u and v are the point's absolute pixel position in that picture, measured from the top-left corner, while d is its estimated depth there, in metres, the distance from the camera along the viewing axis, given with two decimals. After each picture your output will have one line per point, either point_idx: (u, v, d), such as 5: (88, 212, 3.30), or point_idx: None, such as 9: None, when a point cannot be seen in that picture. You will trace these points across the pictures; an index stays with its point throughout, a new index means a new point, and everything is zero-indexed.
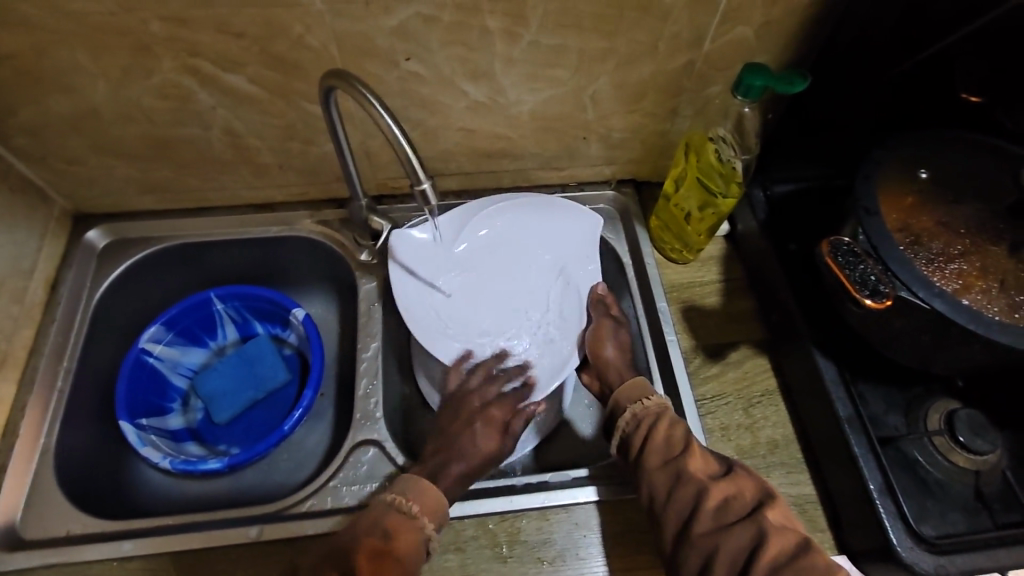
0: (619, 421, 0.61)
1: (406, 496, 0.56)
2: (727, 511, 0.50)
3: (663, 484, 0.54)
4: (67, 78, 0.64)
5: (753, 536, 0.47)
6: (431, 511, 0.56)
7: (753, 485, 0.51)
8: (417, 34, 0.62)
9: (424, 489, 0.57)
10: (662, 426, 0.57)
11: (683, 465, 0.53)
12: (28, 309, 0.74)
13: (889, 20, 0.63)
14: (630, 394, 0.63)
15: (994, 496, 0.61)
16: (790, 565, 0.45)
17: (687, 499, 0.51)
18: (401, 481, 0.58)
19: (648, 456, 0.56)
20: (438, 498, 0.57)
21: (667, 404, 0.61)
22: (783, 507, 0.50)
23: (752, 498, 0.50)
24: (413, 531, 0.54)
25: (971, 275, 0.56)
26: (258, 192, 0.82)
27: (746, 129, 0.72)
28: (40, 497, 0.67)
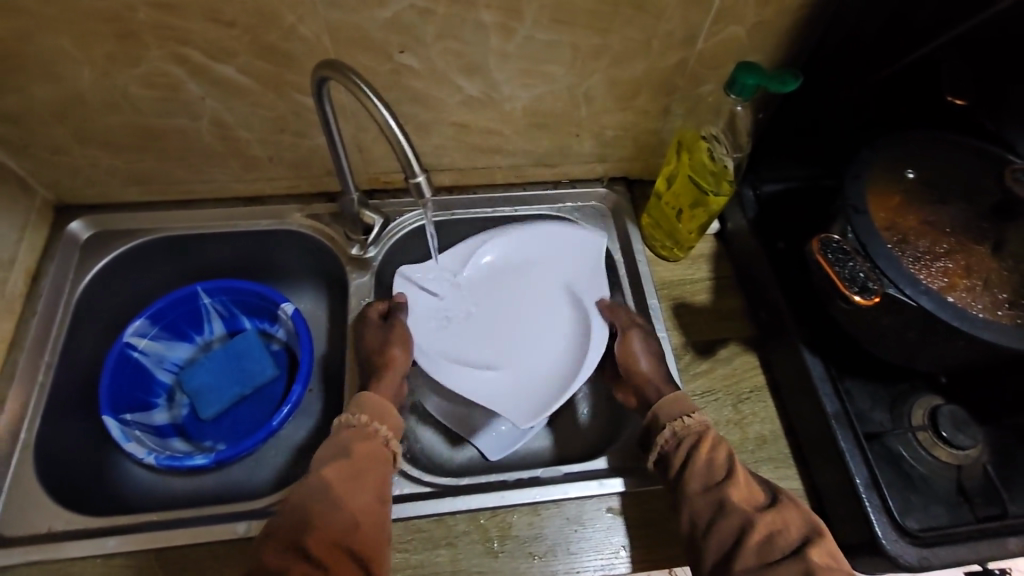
0: (658, 438, 0.63)
1: (366, 417, 0.62)
2: (771, 546, 0.53)
3: (704, 509, 0.57)
4: (52, 65, 0.62)
5: (799, 573, 0.51)
6: (391, 426, 0.63)
7: (798, 521, 0.55)
8: (411, 27, 0.61)
9: (370, 403, 0.63)
10: (704, 448, 0.60)
11: (726, 493, 0.56)
12: (8, 302, 0.72)
13: (877, 23, 0.64)
14: (670, 409, 0.64)
15: (976, 490, 0.62)
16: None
17: (730, 530, 0.55)
18: (356, 401, 0.64)
19: (690, 480, 0.59)
20: (384, 406, 0.63)
21: (708, 423, 0.63)
22: (827, 543, 0.53)
23: (797, 534, 0.54)
24: (377, 445, 0.60)
25: (956, 273, 0.57)
26: (248, 185, 0.81)
27: (738, 127, 0.73)
28: (21, 493, 0.65)
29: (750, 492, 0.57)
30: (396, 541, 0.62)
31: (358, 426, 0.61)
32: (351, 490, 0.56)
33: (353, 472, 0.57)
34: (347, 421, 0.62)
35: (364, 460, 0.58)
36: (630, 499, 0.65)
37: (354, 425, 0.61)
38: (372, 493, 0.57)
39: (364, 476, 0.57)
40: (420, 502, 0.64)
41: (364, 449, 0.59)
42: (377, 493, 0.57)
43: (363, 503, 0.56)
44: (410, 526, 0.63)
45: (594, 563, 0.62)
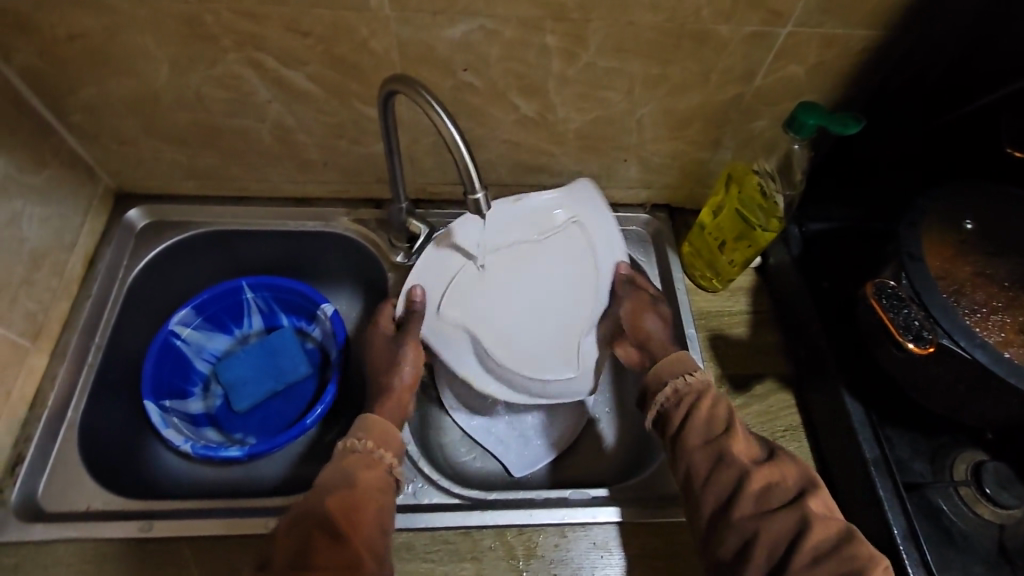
0: (658, 395, 0.63)
1: (372, 443, 0.61)
2: (769, 496, 0.54)
3: (704, 463, 0.57)
4: (133, 61, 0.65)
5: (796, 523, 0.52)
6: (394, 451, 0.62)
7: (796, 472, 0.55)
8: (477, 46, 0.63)
9: (374, 426, 0.62)
10: (705, 404, 0.60)
11: (726, 447, 0.57)
12: (66, 283, 0.75)
13: (942, 67, 0.64)
14: (671, 369, 0.64)
15: (1019, 552, 0.60)
16: (833, 552, 0.50)
17: (730, 481, 0.55)
18: (359, 425, 0.63)
19: (689, 434, 0.59)
20: (388, 431, 0.63)
21: (710, 379, 0.63)
22: (823, 495, 0.54)
23: (795, 485, 0.54)
24: (381, 473, 0.60)
25: (1012, 330, 0.57)
26: (300, 186, 0.83)
27: (792, 165, 0.73)
28: (64, 471, 0.67)
29: (749, 448, 0.57)
30: (422, 550, 0.63)
31: (363, 451, 0.60)
32: (353, 520, 0.55)
33: (357, 500, 0.56)
34: (352, 445, 0.61)
35: (368, 489, 0.58)
36: (657, 528, 0.65)
37: (359, 450, 0.60)
38: (374, 524, 0.56)
39: (368, 505, 0.57)
40: (447, 513, 0.65)
41: (369, 478, 0.58)
42: (379, 522, 0.57)
43: (365, 534, 0.55)
44: (438, 537, 0.64)
45: None
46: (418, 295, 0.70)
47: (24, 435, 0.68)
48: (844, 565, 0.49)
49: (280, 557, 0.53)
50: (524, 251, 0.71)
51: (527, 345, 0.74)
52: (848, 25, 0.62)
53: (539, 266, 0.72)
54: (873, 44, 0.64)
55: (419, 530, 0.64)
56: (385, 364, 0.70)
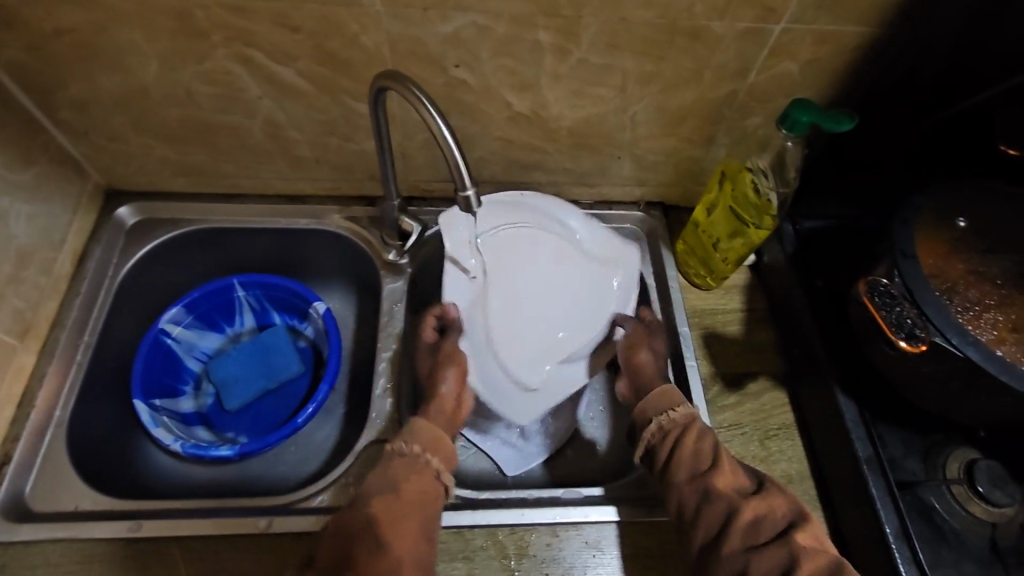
0: (645, 431, 0.63)
1: (419, 447, 0.59)
2: (757, 530, 0.52)
3: (691, 498, 0.56)
4: (121, 56, 0.64)
5: (784, 556, 0.49)
6: (443, 458, 0.60)
7: (785, 504, 0.54)
8: (469, 42, 0.63)
9: (422, 431, 0.61)
10: (690, 436, 0.60)
11: (711, 480, 0.56)
12: (55, 280, 0.74)
13: (935, 66, 0.64)
14: (657, 403, 0.64)
15: (1011, 550, 0.60)
16: None
17: (717, 516, 0.54)
18: (407, 430, 0.61)
19: (676, 470, 0.58)
20: (437, 436, 0.61)
21: (695, 414, 0.62)
22: (816, 528, 0.52)
23: (783, 517, 0.52)
24: (429, 480, 0.57)
25: (1005, 327, 0.56)
26: (291, 183, 0.83)
27: (786, 163, 0.71)
28: (52, 470, 0.67)
29: (738, 480, 0.56)
30: None
31: (410, 455, 0.59)
32: (399, 526, 0.53)
33: (403, 507, 0.54)
34: (400, 449, 0.59)
35: (415, 498, 0.55)
36: (649, 527, 0.64)
37: (406, 454, 0.59)
38: (421, 535, 0.53)
39: (414, 513, 0.54)
40: None
41: (416, 483, 0.56)
42: (426, 529, 0.54)
43: (409, 545, 0.52)
44: None
45: None
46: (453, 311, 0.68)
47: (12, 434, 0.67)
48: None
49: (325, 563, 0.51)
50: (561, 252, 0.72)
51: (509, 340, 0.70)
52: (842, 21, 0.61)
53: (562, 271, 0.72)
54: (867, 42, 0.64)
55: None
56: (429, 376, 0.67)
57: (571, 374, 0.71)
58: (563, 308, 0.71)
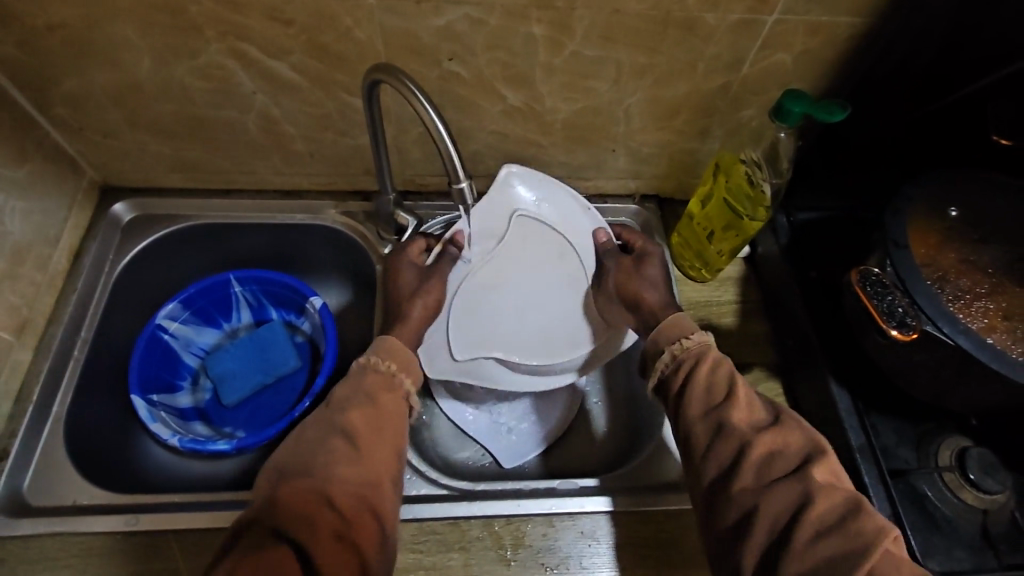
0: (658, 363, 0.62)
1: (393, 365, 0.60)
2: (770, 467, 0.52)
3: (703, 433, 0.56)
4: (114, 52, 0.64)
5: (800, 494, 0.49)
6: (414, 379, 0.61)
7: (800, 440, 0.54)
8: (462, 36, 0.63)
9: (395, 350, 0.62)
10: (704, 366, 0.59)
11: (725, 414, 0.56)
12: (51, 277, 0.74)
13: (927, 56, 0.64)
14: (670, 333, 0.64)
15: (1001, 537, 0.61)
16: (840, 526, 0.47)
17: (730, 451, 0.54)
18: (378, 347, 0.62)
19: (689, 404, 0.58)
20: (406, 355, 0.62)
21: (709, 343, 0.62)
22: (829, 462, 0.52)
23: (798, 453, 0.53)
24: (400, 399, 0.59)
25: (995, 315, 0.57)
26: (287, 178, 0.83)
27: (779, 153, 0.73)
28: (50, 466, 0.67)
29: (753, 415, 0.56)
30: (410, 541, 0.63)
31: (384, 372, 0.60)
32: (375, 437, 0.55)
33: (380, 420, 0.56)
34: (374, 365, 0.60)
35: (390, 416, 0.57)
36: (645, 517, 0.65)
37: (382, 370, 0.59)
38: (391, 445, 0.55)
39: (389, 428, 0.56)
40: (434, 505, 0.65)
41: (389, 398, 0.58)
42: (397, 444, 0.56)
43: (382, 461, 0.54)
44: (425, 528, 0.64)
45: None
46: (463, 238, 0.72)
47: (10, 429, 0.68)
48: (849, 538, 0.46)
49: (299, 461, 0.51)
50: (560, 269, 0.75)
51: (472, 304, 0.74)
52: (834, 12, 0.61)
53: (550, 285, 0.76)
54: (860, 32, 0.64)
55: (407, 522, 0.64)
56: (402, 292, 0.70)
57: (499, 377, 0.75)
58: (528, 314, 0.75)
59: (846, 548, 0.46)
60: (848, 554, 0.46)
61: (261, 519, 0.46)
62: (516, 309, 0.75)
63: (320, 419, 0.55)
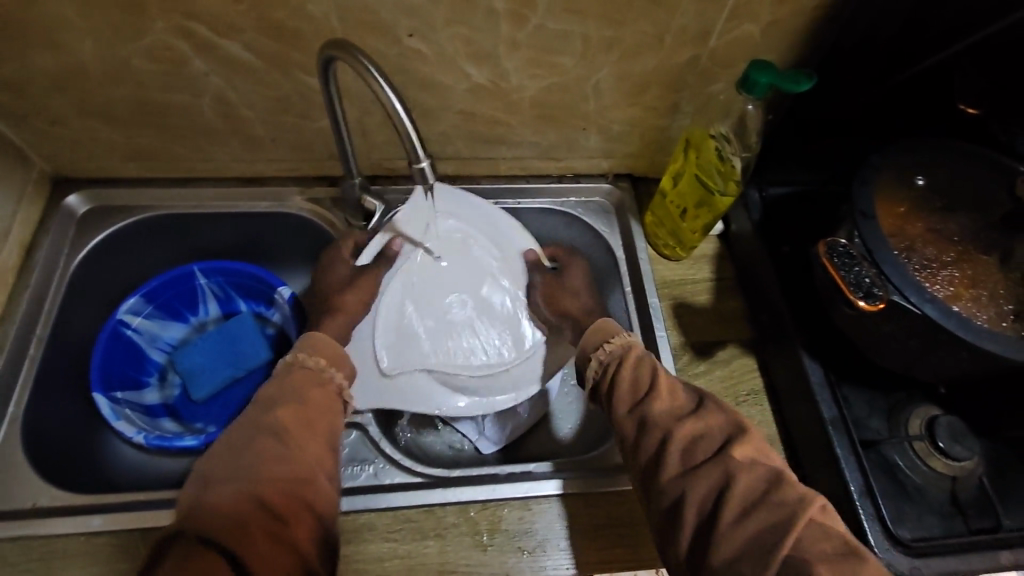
0: (587, 371, 0.63)
1: (322, 361, 0.59)
2: (693, 452, 0.52)
3: (631, 428, 0.57)
4: (54, 33, 0.61)
5: (722, 474, 0.50)
6: (345, 372, 0.61)
7: (722, 423, 0.54)
8: (421, 9, 0.60)
9: (323, 343, 0.61)
10: (627, 366, 0.60)
11: (649, 408, 0.56)
12: (1, 273, 0.71)
13: (894, 26, 0.64)
14: (594, 339, 0.64)
15: (970, 501, 0.62)
16: (764, 498, 0.48)
17: (655, 443, 0.54)
18: (308, 343, 0.61)
19: (617, 403, 0.59)
20: (337, 350, 0.61)
21: (632, 343, 0.63)
22: (753, 440, 0.53)
23: (720, 436, 0.53)
24: (331, 391, 0.58)
25: (962, 284, 0.57)
26: (249, 165, 0.80)
27: (748, 128, 0.71)
28: (7, 469, 0.65)
29: (675, 403, 0.56)
30: (385, 530, 0.62)
31: (314, 368, 0.59)
32: (306, 436, 0.53)
33: (308, 416, 0.54)
34: (302, 360, 0.59)
35: (320, 406, 0.56)
36: (622, 497, 0.65)
37: (309, 366, 0.58)
38: (324, 441, 0.54)
39: (321, 422, 0.55)
40: (411, 493, 0.64)
41: (320, 394, 0.57)
42: (329, 441, 0.55)
43: (316, 450, 0.53)
44: (400, 516, 0.63)
45: (583, 559, 0.62)
46: (396, 244, 0.72)
47: None
48: (773, 507, 0.47)
49: (220, 467, 0.49)
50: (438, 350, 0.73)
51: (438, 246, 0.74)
52: None
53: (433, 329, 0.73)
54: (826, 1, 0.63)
55: (382, 510, 0.63)
56: (336, 284, 0.70)
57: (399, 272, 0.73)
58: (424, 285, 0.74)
59: (774, 517, 0.47)
60: (776, 523, 0.46)
61: (182, 530, 0.43)
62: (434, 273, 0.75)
63: (242, 425, 0.52)
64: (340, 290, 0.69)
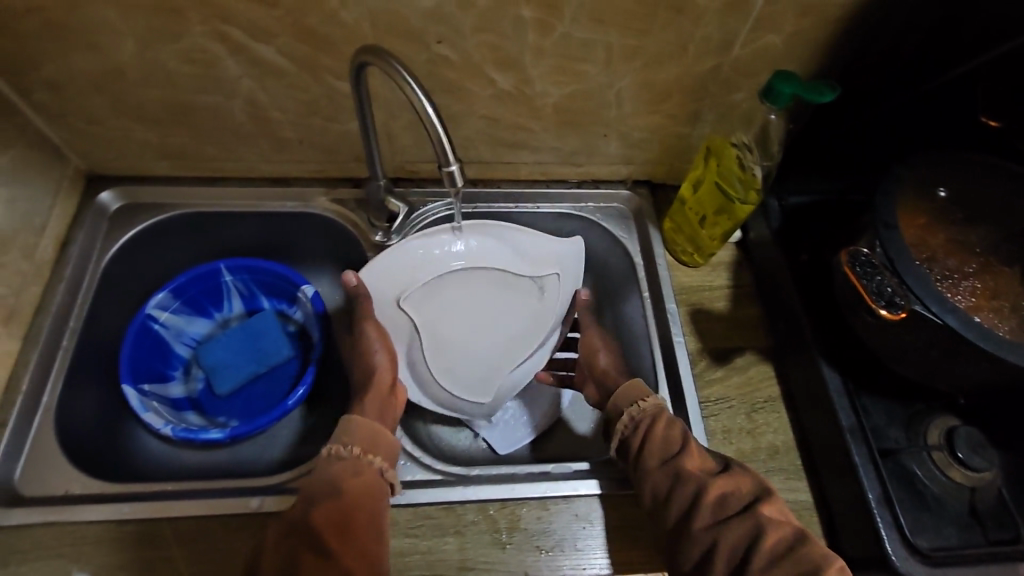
0: (618, 424, 0.65)
1: (358, 449, 0.61)
2: (724, 507, 0.55)
3: (663, 482, 0.59)
4: (96, 36, 0.63)
5: (752, 529, 0.53)
6: (384, 455, 0.62)
7: (750, 483, 0.57)
8: (450, 17, 0.62)
9: (358, 430, 0.62)
10: (659, 425, 0.62)
11: (681, 463, 0.58)
12: (37, 266, 0.73)
13: (917, 38, 0.64)
14: (626, 396, 0.67)
15: (988, 513, 0.62)
16: (788, 555, 0.51)
17: (687, 496, 0.57)
18: (345, 431, 0.62)
19: (648, 456, 0.60)
20: (373, 434, 0.62)
21: (663, 405, 0.65)
22: (778, 500, 0.55)
23: (748, 494, 0.56)
24: (371, 477, 0.59)
25: (982, 296, 0.58)
26: (276, 166, 0.82)
27: (769, 136, 0.74)
28: (40, 456, 0.67)
29: (704, 462, 0.59)
30: (405, 526, 0.63)
31: (350, 458, 0.60)
32: (344, 535, 0.55)
33: (343, 511, 0.56)
34: (339, 452, 0.60)
35: (359, 494, 0.58)
36: (633, 499, 0.65)
37: (346, 457, 0.60)
38: (366, 538, 0.56)
39: (360, 510, 0.57)
40: (430, 489, 0.65)
41: (358, 483, 0.58)
42: (373, 531, 0.57)
43: (359, 538, 0.55)
44: (420, 513, 0.64)
45: (600, 561, 0.62)
46: (353, 280, 0.70)
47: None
48: (801, 567, 0.50)
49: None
50: (439, 314, 0.74)
51: (493, 288, 0.75)
52: None
53: (455, 295, 0.74)
54: (848, 12, 0.64)
55: (402, 506, 0.64)
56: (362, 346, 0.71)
57: (481, 254, 0.75)
58: (473, 277, 0.75)
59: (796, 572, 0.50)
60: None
61: None
62: (490, 283, 0.75)
63: (286, 521, 0.56)
64: (370, 352, 0.70)
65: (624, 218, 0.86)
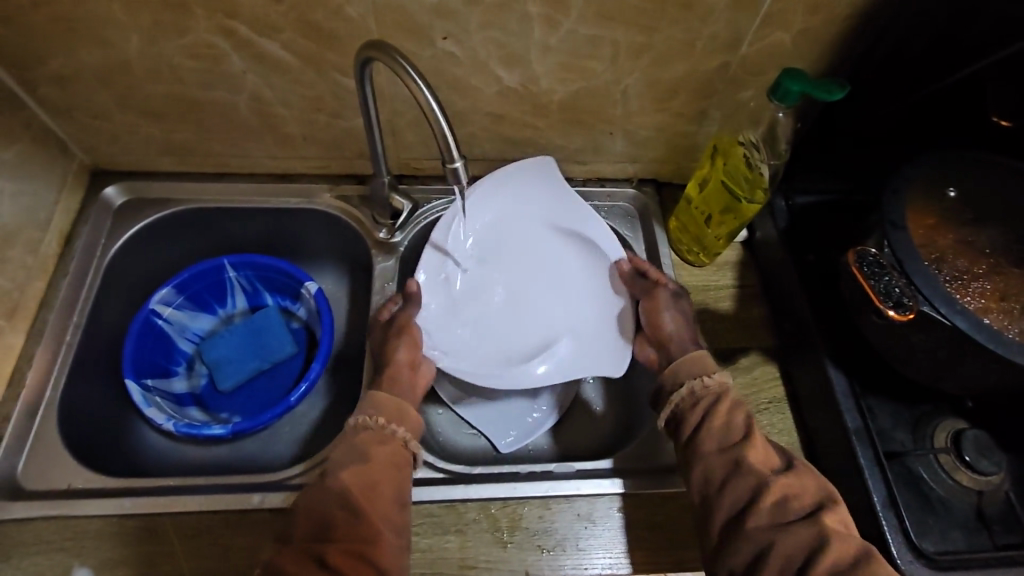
0: (673, 396, 0.63)
1: (384, 419, 0.61)
2: (785, 508, 0.53)
3: (719, 467, 0.57)
4: (102, 30, 0.63)
5: (814, 536, 0.52)
6: (408, 427, 0.62)
7: (813, 488, 0.55)
8: (457, 13, 0.61)
9: (382, 403, 0.62)
10: (722, 410, 0.60)
11: (743, 453, 0.57)
12: (41, 260, 0.74)
13: (929, 36, 0.64)
14: (691, 367, 0.64)
15: (996, 517, 0.61)
16: (850, 569, 0.50)
17: (745, 490, 0.55)
18: (368, 405, 0.62)
19: (705, 440, 0.59)
20: (397, 406, 0.62)
21: (728, 385, 0.63)
22: (840, 511, 0.54)
23: (812, 500, 0.54)
24: (396, 448, 0.59)
25: (992, 297, 0.57)
26: (280, 162, 0.82)
27: (776, 136, 0.72)
28: (43, 449, 0.67)
29: (768, 457, 0.57)
30: None
31: (376, 428, 0.60)
32: (370, 498, 0.55)
33: (371, 478, 0.56)
34: (366, 422, 0.60)
35: (383, 464, 0.57)
36: (636, 500, 0.65)
37: (373, 427, 0.60)
38: (390, 500, 0.56)
39: (385, 481, 0.56)
40: (431, 487, 0.65)
41: (383, 452, 0.58)
42: (396, 497, 0.57)
43: (382, 508, 0.55)
44: (421, 511, 0.64)
45: (602, 560, 0.62)
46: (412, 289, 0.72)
47: (4, 413, 0.67)
48: None
49: (297, 536, 0.52)
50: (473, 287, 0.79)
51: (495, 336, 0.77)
52: None
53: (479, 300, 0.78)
54: (859, 9, 0.63)
55: None
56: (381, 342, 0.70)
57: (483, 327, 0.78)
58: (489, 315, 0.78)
59: None
60: None
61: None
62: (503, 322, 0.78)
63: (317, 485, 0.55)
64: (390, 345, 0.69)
65: (631, 215, 0.85)
